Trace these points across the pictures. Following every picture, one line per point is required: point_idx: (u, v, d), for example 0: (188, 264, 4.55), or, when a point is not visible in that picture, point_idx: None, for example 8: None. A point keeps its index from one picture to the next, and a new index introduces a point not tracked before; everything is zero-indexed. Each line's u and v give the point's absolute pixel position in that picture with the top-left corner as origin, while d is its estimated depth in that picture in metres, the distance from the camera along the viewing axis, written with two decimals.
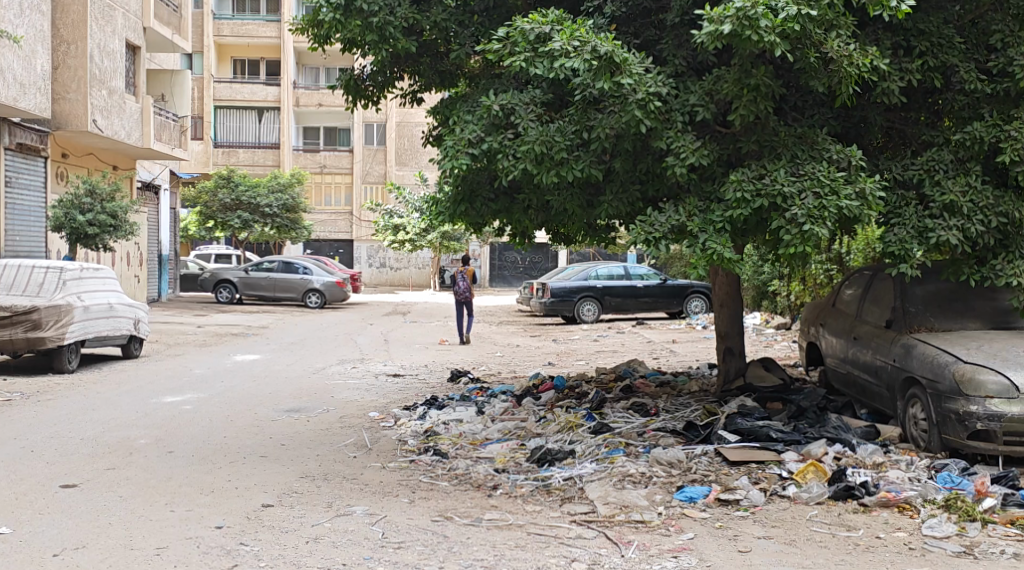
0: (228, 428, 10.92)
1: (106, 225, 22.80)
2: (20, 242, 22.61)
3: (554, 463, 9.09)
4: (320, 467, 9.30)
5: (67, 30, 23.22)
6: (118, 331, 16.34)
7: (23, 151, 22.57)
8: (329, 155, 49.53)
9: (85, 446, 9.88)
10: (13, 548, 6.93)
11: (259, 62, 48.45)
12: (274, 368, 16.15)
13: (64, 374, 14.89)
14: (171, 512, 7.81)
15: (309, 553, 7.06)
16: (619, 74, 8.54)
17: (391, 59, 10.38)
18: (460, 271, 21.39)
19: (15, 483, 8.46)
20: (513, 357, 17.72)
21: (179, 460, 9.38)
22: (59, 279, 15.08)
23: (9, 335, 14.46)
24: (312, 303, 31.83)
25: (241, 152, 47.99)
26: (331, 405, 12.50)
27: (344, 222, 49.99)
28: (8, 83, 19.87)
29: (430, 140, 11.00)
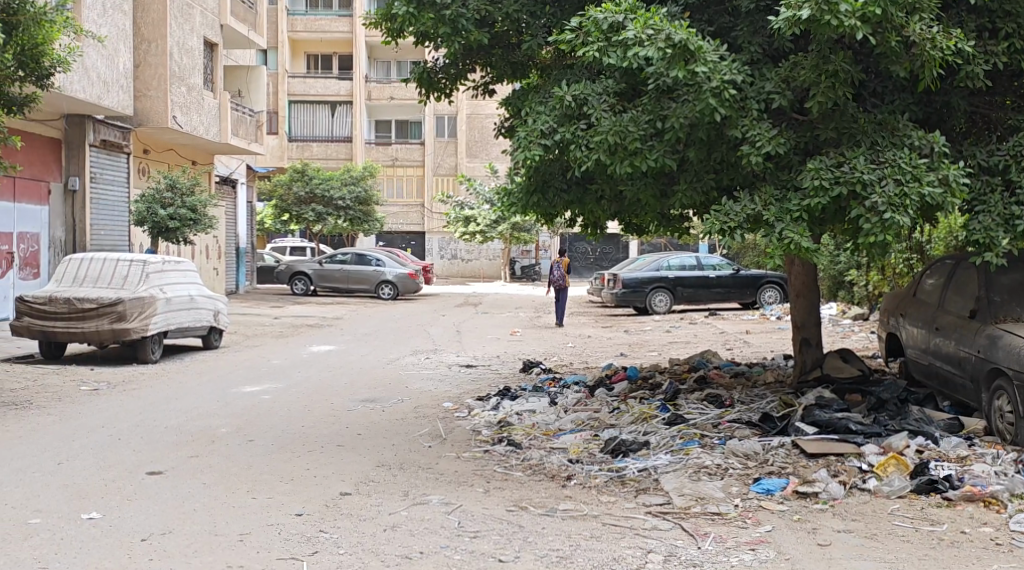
0: (306, 418, 11.06)
1: (186, 219, 23.24)
2: (103, 236, 23.14)
3: (628, 454, 9.07)
4: (396, 456, 9.39)
5: (148, 29, 23.69)
6: (198, 323, 16.66)
7: (107, 147, 23.06)
8: (400, 148, 49.88)
9: (169, 434, 10.09)
10: (102, 533, 7.09)
11: (331, 57, 49.02)
12: (349, 359, 16.32)
13: (148, 364, 15.20)
14: (252, 499, 7.94)
15: (387, 541, 7.13)
16: (693, 62, 8.46)
17: (463, 51, 10.43)
18: (556, 262, 23.20)
19: (104, 470, 8.68)
20: (585, 348, 17.70)
21: (259, 449, 9.54)
22: (143, 272, 15.39)
23: (96, 326, 14.82)
24: (384, 294, 32.14)
25: (315, 146, 48.58)
26: (406, 395, 12.61)
27: (416, 215, 50.30)
28: (92, 82, 20.32)
29: (503, 132, 11.00)
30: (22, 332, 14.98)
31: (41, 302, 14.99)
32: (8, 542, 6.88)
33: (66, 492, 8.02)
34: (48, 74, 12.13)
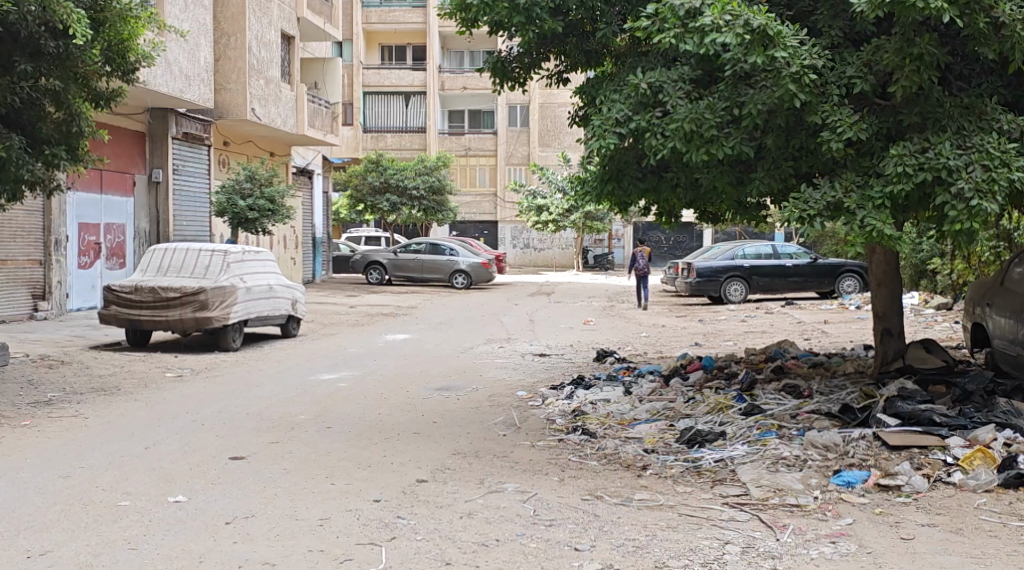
0: (382, 406, 11.17)
1: (265, 210, 23.58)
2: (184, 227, 23.58)
3: (704, 445, 8.98)
4: (471, 444, 9.43)
5: (227, 24, 24.06)
6: (278, 312, 16.90)
7: (188, 139, 23.48)
8: (473, 138, 50.00)
9: (250, 421, 10.26)
10: (188, 516, 7.22)
11: (406, 48, 49.36)
12: (424, 347, 16.43)
13: (229, 352, 15.45)
14: (332, 484, 8.04)
15: (464, 528, 7.16)
16: (772, 47, 8.35)
17: (537, 40, 10.39)
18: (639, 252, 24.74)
19: (188, 454, 8.85)
20: (660, 337, 17.60)
21: (338, 436, 9.65)
22: (224, 262, 15.66)
23: (179, 315, 15.09)
24: (458, 283, 32.34)
25: (389, 137, 49.01)
26: (480, 384, 12.66)
27: (489, 204, 50.38)
28: (174, 75, 20.67)
29: (576, 121, 10.93)
30: (110, 320, 15.34)
31: (127, 291, 15.33)
32: (100, 523, 7.05)
33: (153, 475, 8.19)
34: (133, 69, 12.32)
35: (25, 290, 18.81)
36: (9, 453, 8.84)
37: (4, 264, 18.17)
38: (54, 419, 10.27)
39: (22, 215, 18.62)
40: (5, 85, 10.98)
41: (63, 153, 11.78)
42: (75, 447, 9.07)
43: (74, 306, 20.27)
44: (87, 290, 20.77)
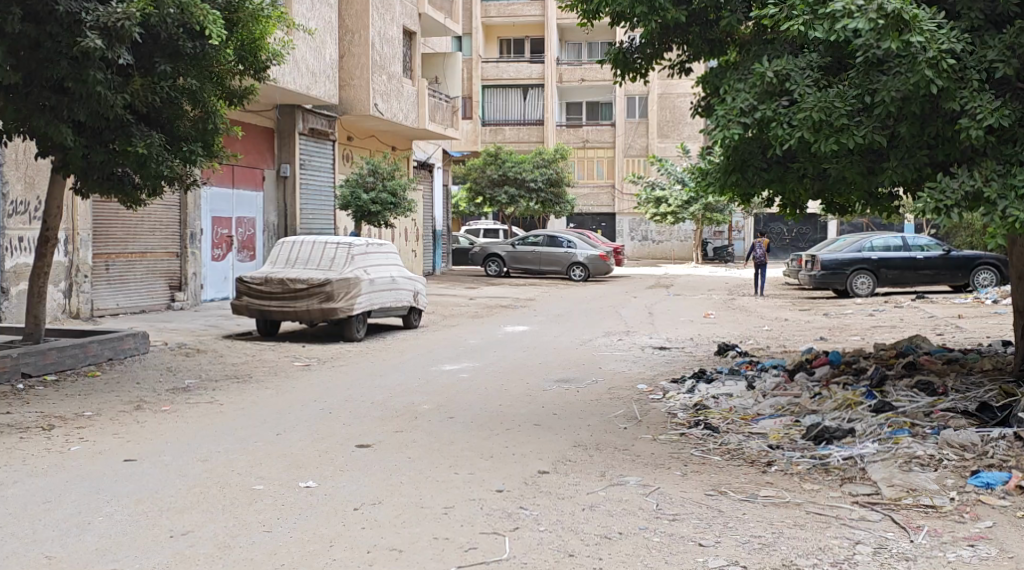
0: (502, 397, 11.23)
1: (387, 203, 23.91)
2: (310, 220, 24.10)
3: (832, 442, 8.77)
4: (593, 436, 9.39)
5: (351, 21, 24.47)
6: (400, 303, 17.12)
7: (315, 135, 24.00)
8: (592, 130, 49.88)
9: (374, 410, 10.42)
10: (318, 501, 7.37)
11: (524, 41, 49.57)
12: (542, 339, 16.46)
13: (353, 342, 15.72)
14: (455, 474, 8.10)
15: (586, 520, 7.13)
16: (907, 32, 8.04)
17: (660, 30, 10.25)
18: (758, 242, 25.50)
19: (317, 441, 9.03)
20: (784, 331, 17.26)
21: (459, 425, 9.73)
22: (349, 254, 15.92)
23: (307, 305, 15.40)
24: (576, 276, 32.21)
25: (508, 130, 49.35)
26: (600, 376, 12.63)
27: (606, 196, 50.15)
28: (302, 73, 21.14)
29: (699, 111, 10.75)
30: (241, 310, 15.78)
31: (258, 282, 15.75)
32: (235, 506, 7.24)
33: (285, 461, 8.39)
34: (265, 67, 12.66)
35: (162, 281, 19.46)
36: (150, 437, 9.16)
37: (144, 257, 18.85)
38: (190, 406, 10.61)
39: (160, 209, 19.28)
40: (145, 86, 11.32)
41: (199, 150, 12.17)
42: (211, 433, 9.35)
43: (208, 297, 20.87)
44: (220, 281, 21.36)
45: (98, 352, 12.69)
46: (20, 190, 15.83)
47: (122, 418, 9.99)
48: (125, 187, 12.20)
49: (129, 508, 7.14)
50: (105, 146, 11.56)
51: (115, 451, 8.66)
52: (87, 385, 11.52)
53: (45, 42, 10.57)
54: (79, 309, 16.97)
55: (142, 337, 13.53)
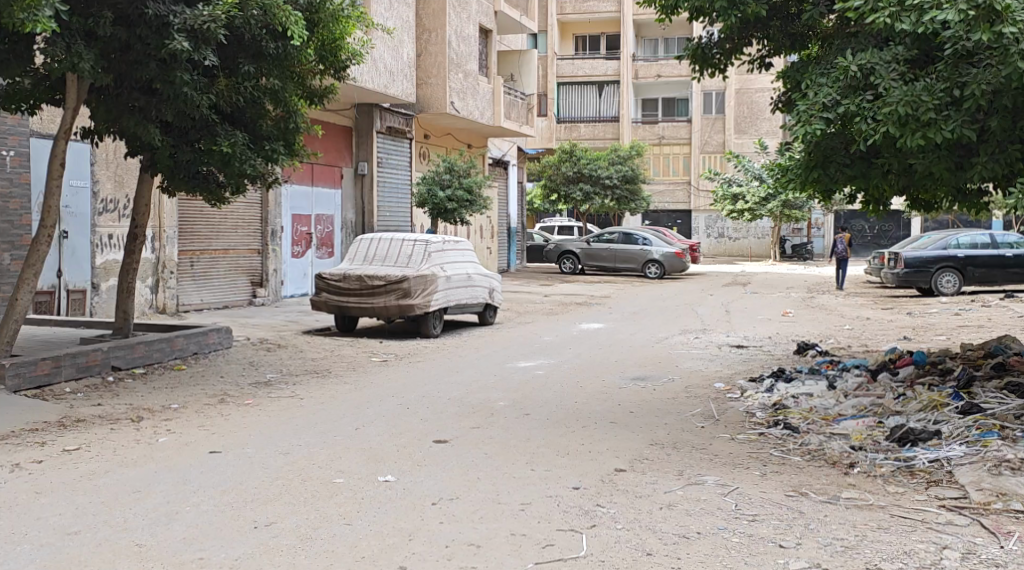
0: (578, 394, 11.19)
1: (462, 200, 24.01)
2: (387, 217, 24.31)
3: (917, 444, 8.57)
4: (670, 435, 9.30)
5: (428, 20, 24.56)
6: (476, 300, 17.18)
7: (392, 133, 24.21)
8: (667, 126, 49.46)
9: (452, 405, 10.46)
10: (397, 495, 7.41)
11: (599, 37, 49.44)
12: (618, 336, 16.37)
13: (430, 339, 15.81)
14: (531, 470, 8.08)
15: (664, 519, 7.06)
16: (999, 23, 7.91)
17: (740, 25, 10.10)
18: (840, 237, 25.28)
19: (396, 436, 9.09)
20: (865, 330, 16.95)
21: (535, 422, 9.72)
22: (425, 251, 16.02)
23: (384, 302, 15.52)
24: (651, 273, 32.04)
25: (583, 127, 49.37)
26: (677, 374, 12.53)
27: (682, 193, 49.67)
28: (379, 72, 21.30)
29: (779, 106, 10.58)
30: (321, 307, 15.98)
31: (336, 279, 15.92)
32: (317, 498, 7.32)
33: (364, 455, 8.46)
34: (344, 66, 12.79)
35: (244, 277, 19.78)
36: (234, 430, 9.31)
37: (227, 254, 19.16)
38: (272, 399, 10.76)
39: (242, 207, 19.60)
40: (230, 86, 11.57)
41: (281, 148, 12.36)
42: (291, 426, 9.47)
43: (288, 293, 21.15)
44: (300, 277, 21.62)
45: (184, 346, 12.93)
46: (110, 188, 16.19)
47: (207, 411, 10.17)
48: (209, 186, 12.31)
49: (215, 498, 7.26)
50: (191, 146, 11.80)
51: (200, 443, 8.81)
52: (174, 378, 11.76)
53: (133, 45, 10.79)
54: (165, 305, 17.33)
55: (225, 331, 13.76)
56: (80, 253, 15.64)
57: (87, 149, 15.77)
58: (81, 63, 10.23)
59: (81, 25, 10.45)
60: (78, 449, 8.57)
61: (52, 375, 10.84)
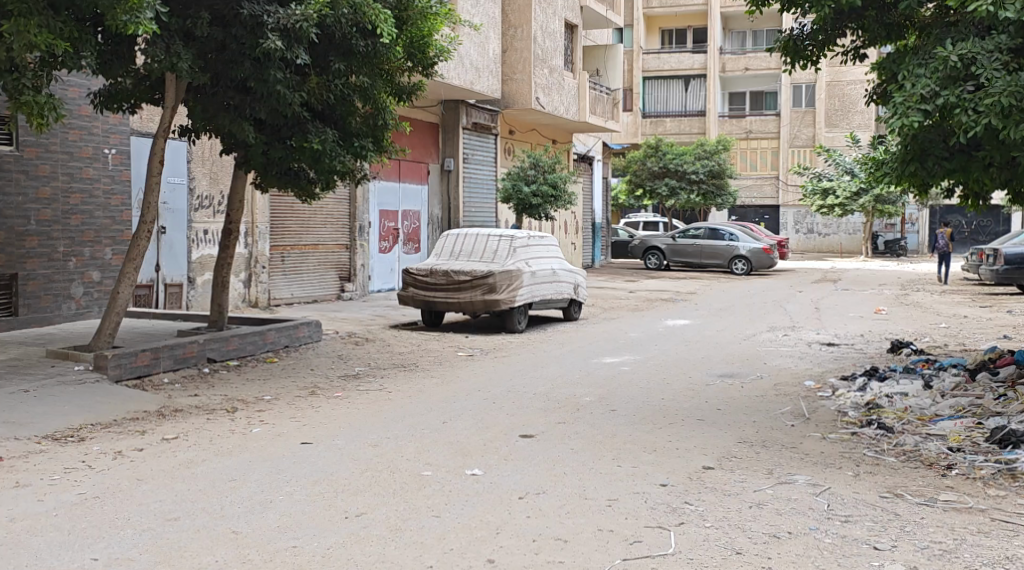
0: (665, 390, 11.11)
1: (548, 195, 24.03)
2: (472, 213, 24.43)
3: (1018, 447, 8.32)
4: (759, 433, 9.18)
5: (514, 16, 24.59)
6: (561, 295, 17.17)
7: (477, 129, 24.32)
8: (755, 121, 48.86)
9: (537, 400, 10.47)
10: (483, 489, 7.43)
11: (686, 31, 49.02)
12: (705, 333, 16.21)
13: (515, 334, 15.84)
14: (619, 466, 8.04)
15: (753, 518, 6.96)
16: None
17: (833, 15, 9.90)
18: (941, 233, 24.94)
19: (482, 430, 9.13)
20: (962, 328, 16.51)
21: (622, 419, 9.68)
22: (510, 247, 16.04)
23: (470, 297, 15.61)
24: (738, 269, 31.52)
25: (668, 122, 49.04)
26: (765, 371, 12.38)
27: (770, 188, 48.93)
28: (465, 68, 21.41)
29: (873, 99, 10.36)
30: (408, 301, 16.13)
31: (423, 274, 16.04)
32: (406, 490, 7.38)
33: (451, 448, 8.51)
34: (432, 63, 12.84)
35: (333, 272, 20.04)
36: (325, 422, 9.44)
37: (316, 249, 19.44)
38: (361, 392, 10.89)
39: (331, 203, 19.86)
40: (321, 84, 11.71)
41: (369, 145, 12.53)
42: (381, 419, 9.57)
43: (376, 288, 21.38)
44: (387, 272, 21.83)
45: (276, 339, 13.15)
46: (205, 185, 16.54)
47: (298, 403, 10.32)
48: (300, 182, 12.58)
49: (308, 488, 7.38)
50: (283, 143, 11.99)
51: (293, 434, 8.96)
52: (266, 371, 11.97)
53: (229, 45, 11.00)
54: (257, 299, 17.66)
55: (315, 325, 13.96)
56: (177, 248, 16.01)
57: (184, 147, 16.13)
58: (180, 63, 10.47)
59: (179, 26, 10.68)
60: (176, 438, 8.77)
61: (151, 366, 11.11)
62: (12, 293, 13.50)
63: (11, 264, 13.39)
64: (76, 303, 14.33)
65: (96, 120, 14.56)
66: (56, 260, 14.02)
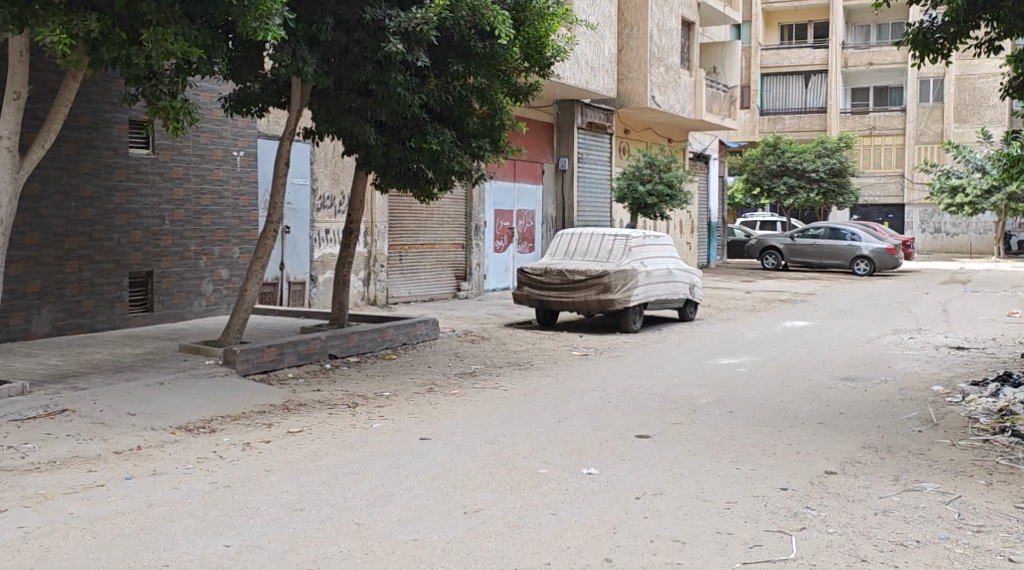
0: (784, 393, 10.99)
1: (663, 195, 23.88)
2: (587, 212, 24.48)
3: None
4: (883, 438, 9.01)
5: (630, 14, 24.50)
6: (676, 296, 17.08)
7: (592, 129, 24.35)
8: (879, 117, 47.72)
9: (653, 401, 10.48)
10: (600, 487, 7.48)
11: (807, 26, 48.21)
12: (826, 335, 15.92)
13: (629, 334, 15.83)
14: (737, 469, 8.00)
15: (879, 525, 6.86)
16: None
17: (967, 6, 9.62)
18: None
19: (596, 429, 9.17)
20: None
21: (740, 420, 9.61)
22: (625, 246, 16.01)
23: (584, 297, 15.65)
24: (860, 270, 30.77)
25: (787, 119, 48.23)
26: (890, 375, 12.12)
27: (895, 186, 47.72)
28: (581, 68, 21.46)
29: (1008, 93, 10.05)
30: (523, 300, 16.29)
31: (539, 274, 16.17)
32: (523, 487, 7.48)
33: (567, 446, 8.58)
34: (549, 63, 12.92)
35: (450, 271, 20.30)
36: (443, 418, 9.61)
37: (433, 248, 19.73)
38: (478, 390, 11.05)
39: (448, 203, 20.13)
40: (440, 86, 11.93)
41: (487, 145, 12.68)
42: (497, 416, 9.70)
43: (491, 287, 21.59)
44: (502, 271, 22.01)
45: (394, 336, 13.40)
46: (327, 185, 16.95)
47: (417, 399, 10.54)
48: (419, 181, 12.82)
49: (427, 483, 7.54)
50: (403, 144, 12.21)
51: (412, 430, 9.15)
52: (385, 367, 12.23)
53: (352, 49, 11.25)
54: (376, 297, 18.02)
55: (432, 323, 14.19)
56: (300, 247, 16.45)
57: (307, 149, 16.56)
58: (305, 68, 10.78)
59: (305, 31, 10.98)
60: (301, 431, 9.04)
61: (276, 361, 11.45)
62: (148, 290, 14.08)
63: (148, 262, 13.95)
64: (206, 300, 14.88)
65: (226, 123, 15.06)
66: (189, 258, 14.56)
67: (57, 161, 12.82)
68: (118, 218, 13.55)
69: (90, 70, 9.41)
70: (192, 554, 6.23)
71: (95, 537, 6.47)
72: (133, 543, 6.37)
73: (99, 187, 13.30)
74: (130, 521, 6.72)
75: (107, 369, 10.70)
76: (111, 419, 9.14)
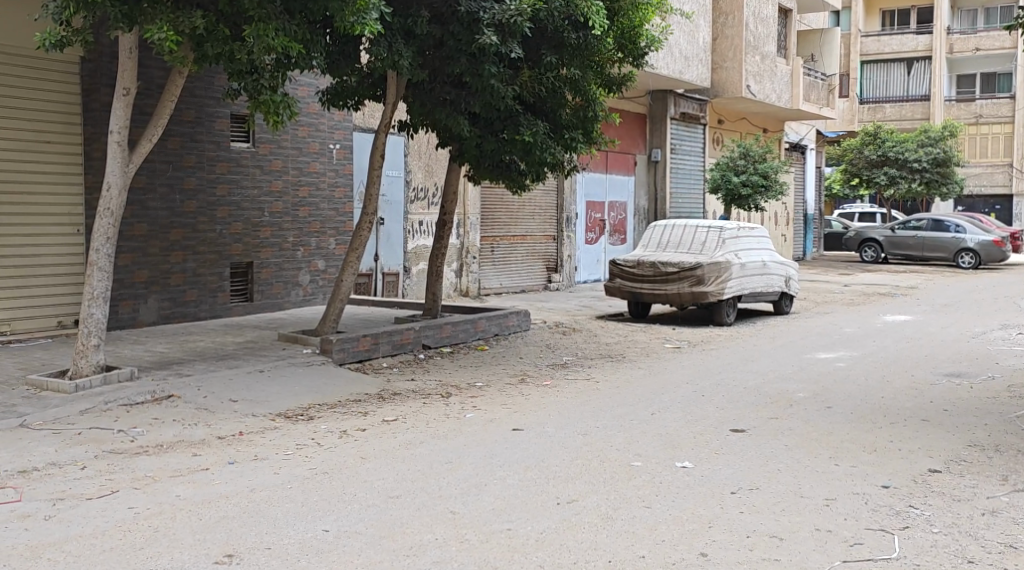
0: (884, 389, 10.73)
1: (758, 186, 23.41)
2: (680, 204, 24.29)
3: None
4: (990, 437, 8.73)
5: (726, 3, 24.17)
6: (772, 289, 16.80)
7: (686, 119, 24.11)
8: (986, 104, 46.34)
9: (749, 394, 10.34)
10: (696, 482, 7.41)
11: (909, 12, 46.83)
12: (928, 330, 15.50)
13: (722, 327, 15.65)
14: (836, 466, 7.84)
15: (987, 526, 6.66)
16: None
17: None
18: None
19: (690, 423, 9.08)
20: None
21: (838, 416, 9.43)
22: (719, 238, 15.82)
23: (677, 289, 15.51)
24: (965, 262, 30.01)
25: (888, 108, 47.16)
26: (997, 372, 11.74)
27: (1002, 176, 46.17)
28: (675, 59, 21.26)
29: None
30: (615, 292, 16.22)
31: (631, 266, 16.09)
32: (616, 480, 7.44)
33: (661, 440, 8.51)
34: (643, 54, 12.81)
35: (542, 263, 20.33)
36: (535, 410, 9.62)
37: (525, 239, 19.75)
38: (570, 381, 11.04)
39: (540, 195, 20.13)
40: (534, 77, 11.93)
41: (579, 137, 12.63)
42: (590, 408, 9.68)
43: (582, 279, 21.59)
44: (593, 263, 21.98)
45: (486, 328, 13.45)
46: (421, 177, 17.09)
47: (509, 390, 10.57)
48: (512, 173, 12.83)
49: (520, 474, 7.54)
50: (497, 135, 12.22)
51: (506, 421, 9.18)
52: (477, 358, 12.29)
53: (448, 41, 11.33)
54: (468, 288, 18.12)
55: (524, 315, 14.20)
56: (394, 238, 16.61)
57: (401, 141, 16.72)
58: (401, 60, 10.88)
59: (401, 24, 11.09)
60: (396, 420, 9.13)
61: (371, 351, 11.59)
62: (248, 280, 14.37)
63: (248, 253, 14.23)
64: (303, 290, 15.12)
65: (323, 117, 15.29)
66: (286, 249, 14.80)
67: (162, 155, 13.15)
68: (219, 210, 13.84)
69: (195, 66, 9.64)
70: (293, 537, 6.34)
71: (201, 519, 6.63)
72: (236, 526, 6.51)
73: (202, 180, 13.60)
74: (232, 505, 6.88)
75: (209, 357, 10.96)
76: (215, 405, 9.36)
